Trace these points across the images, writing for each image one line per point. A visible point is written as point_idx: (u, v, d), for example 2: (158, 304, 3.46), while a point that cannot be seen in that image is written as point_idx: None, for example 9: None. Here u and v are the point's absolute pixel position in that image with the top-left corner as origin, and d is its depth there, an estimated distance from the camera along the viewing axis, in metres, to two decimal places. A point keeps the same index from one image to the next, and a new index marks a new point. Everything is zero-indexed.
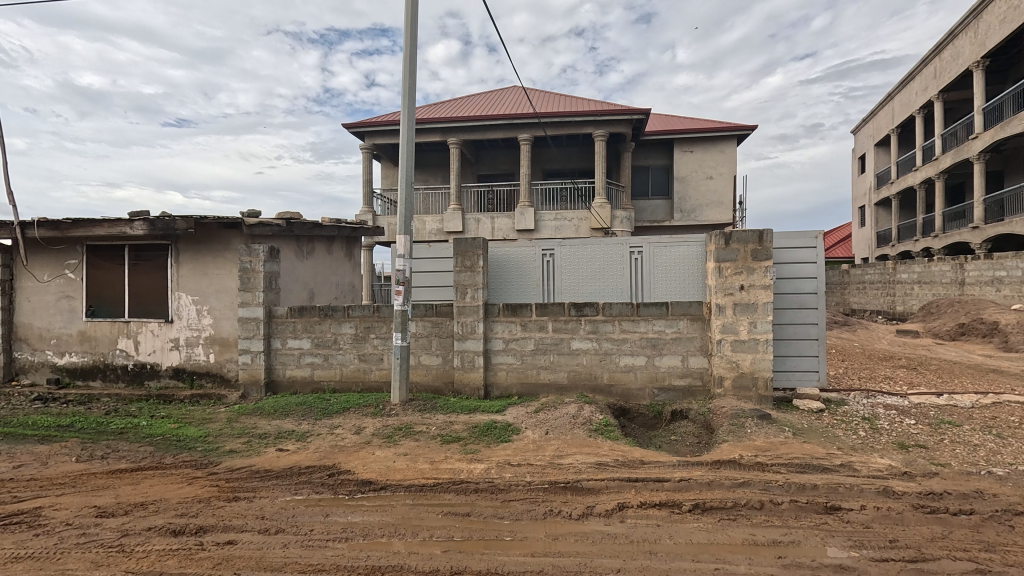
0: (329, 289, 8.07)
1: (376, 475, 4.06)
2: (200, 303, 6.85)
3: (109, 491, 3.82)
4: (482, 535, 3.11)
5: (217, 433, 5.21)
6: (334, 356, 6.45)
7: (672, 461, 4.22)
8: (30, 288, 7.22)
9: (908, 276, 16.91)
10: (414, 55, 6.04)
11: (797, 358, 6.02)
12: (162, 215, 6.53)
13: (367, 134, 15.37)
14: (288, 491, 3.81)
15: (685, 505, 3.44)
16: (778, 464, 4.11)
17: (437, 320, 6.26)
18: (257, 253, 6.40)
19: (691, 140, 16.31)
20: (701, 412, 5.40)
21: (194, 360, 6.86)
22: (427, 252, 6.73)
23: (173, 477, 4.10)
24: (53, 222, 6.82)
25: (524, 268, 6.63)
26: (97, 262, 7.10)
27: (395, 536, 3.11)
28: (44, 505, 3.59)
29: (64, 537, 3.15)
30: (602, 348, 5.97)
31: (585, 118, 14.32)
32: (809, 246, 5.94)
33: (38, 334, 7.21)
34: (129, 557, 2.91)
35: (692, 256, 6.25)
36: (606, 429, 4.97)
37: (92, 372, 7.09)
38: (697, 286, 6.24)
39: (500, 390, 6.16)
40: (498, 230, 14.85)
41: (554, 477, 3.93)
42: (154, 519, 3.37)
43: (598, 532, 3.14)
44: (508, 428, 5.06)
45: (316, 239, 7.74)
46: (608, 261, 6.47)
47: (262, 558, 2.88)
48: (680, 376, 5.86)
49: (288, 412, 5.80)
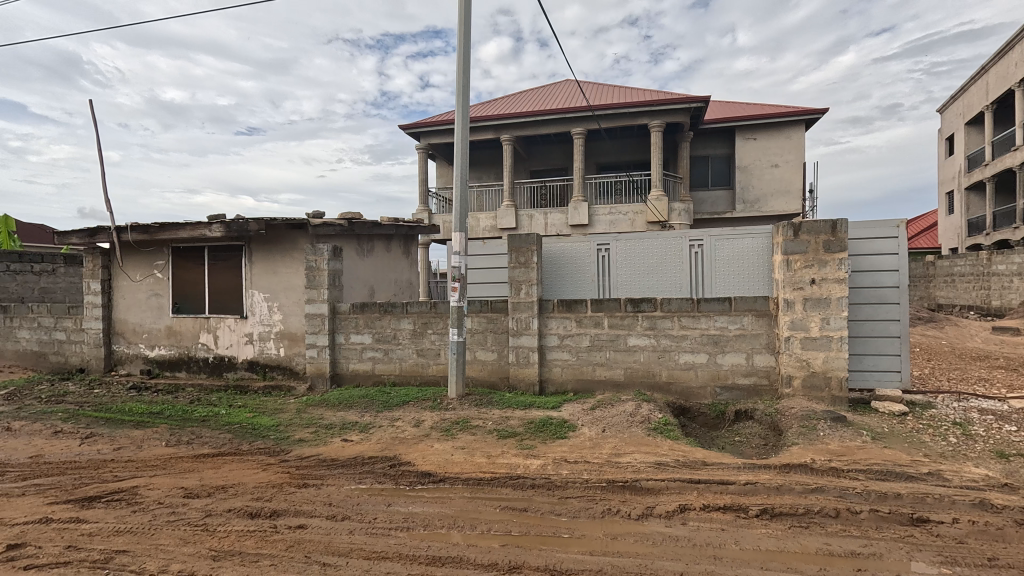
0: (388, 286, 8.32)
1: (435, 468, 4.16)
2: (271, 300, 7.27)
3: (194, 475, 4.14)
4: (539, 531, 3.11)
5: (288, 422, 5.53)
6: (393, 351, 6.66)
7: (736, 463, 4.04)
8: (126, 286, 7.93)
9: (1006, 269, 15.33)
10: (468, 55, 6.10)
11: (876, 358, 5.60)
12: (237, 218, 6.97)
13: (423, 134, 15.71)
14: (352, 480, 3.98)
15: (751, 510, 3.28)
16: (855, 470, 3.84)
17: (492, 316, 6.32)
18: (322, 252, 6.74)
19: (755, 127, 15.50)
20: (767, 413, 5.14)
21: (266, 354, 7.29)
22: (482, 249, 6.85)
23: (250, 463, 4.39)
24: (143, 227, 7.45)
25: (579, 264, 6.55)
26: (181, 263, 7.69)
27: (453, 527, 3.18)
28: (140, 485, 3.95)
29: (156, 515, 3.44)
30: (661, 345, 5.80)
31: (641, 108, 13.95)
32: (890, 235, 5.52)
33: (133, 329, 7.91)
34: (212, 536, 3.13)
35: (757, 248, 5.94)
36: (665, 429, 4.83)
37: (178, 363, 7.70)
38: (763, 281, 5.93)
39: (555, 386, 6.13)
40: (552, 225, 14.79)
41: (612, 476, 3.87)
42: (234, 501, 3.61)
43: (659, 534, 3.05)
44: (564, 425, 5.03)
45: (376, 238, 8.00)
46: (666, 256, 6.28)
47: (331, 543, 3.02)
48: (745, 375, 5.60)
49: (353, 405, 6.06)
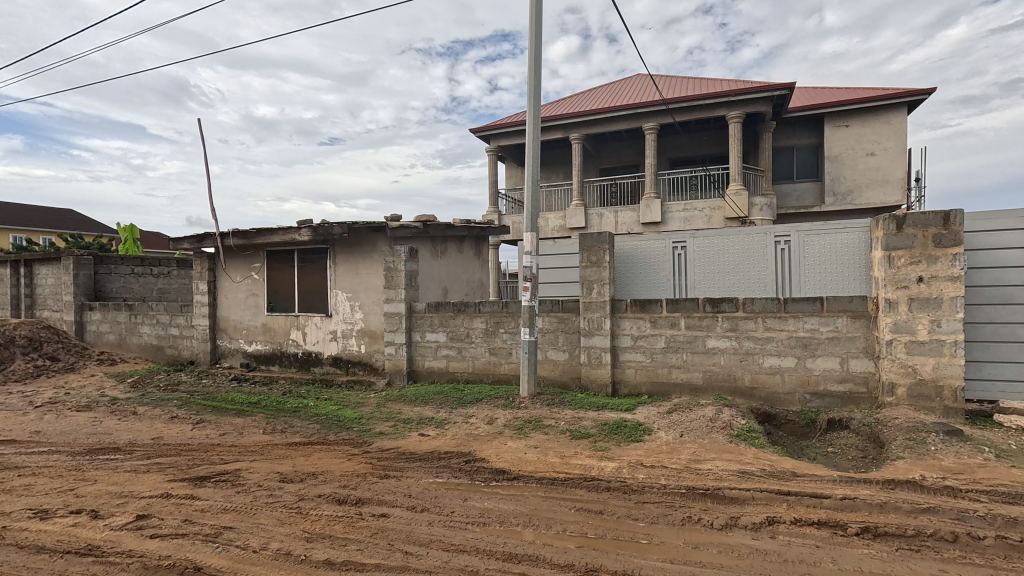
0: (461, 287, 8.52)
1: (509, 465, 4.20)
2: (353, 300, 7.69)
3: (288, 461, 4.46)
4: (616, 535, 3.05)
5: (369, 416, 5.82)
6: (466, 349, 6.81)
7: (831, 476, 3.74)
8: (228, 287, 8.71)
9: None
10: (539, 55, 6.11)
11: (999, 365, 4.97)
12: (323, 222, 7.44)
13: (493, 137, 15.96)
14: (430, 474, 4.11)
15: (851, 528, 3.02)
16: (976, 491, 3.43)
17: (563, 316, 6.29)
18: (399, 254, 7.03)
19: (847, 112, 14.28)
20: (866, 423, 4.71)
21: (349, 350, 7.72)
22: (553, 248, 6.84)
23: (336, 452, 4.67)
24: (243, 232, 8.15)
25: (653, 263, 6.36)
26: (274, 265, 8.32)
27: (528, 526, 3.19)
28: (241, 468, 4.32)
29: (256, 496, 3.75)
30: (743, 347, 5.50)
31: (718, 99, 13.30)
32: (1016, 228, 4.88)
33: (234, 325, 8.68)
34: (305, 519, 3.36)
35: (853, 244, 5.47)
36: (748, 436, 4.57)
37: (272, 358, 8.35)
38: (860, 280, 5.45)
39: (629, 388, 5.99)
40: (623, 224, 14.48)
41: (691, 482, 3.71)
42: (323, 488, 3.85)
43: (744, 546, 2.89)
44: (639, 428, 4.90)
45: (449, 239, 8.22)
46: (749, 253, 5.95)
47: (412, 533, 3.14)
48: (839, 382, 5.18)
49: (428, 400, 6.26)
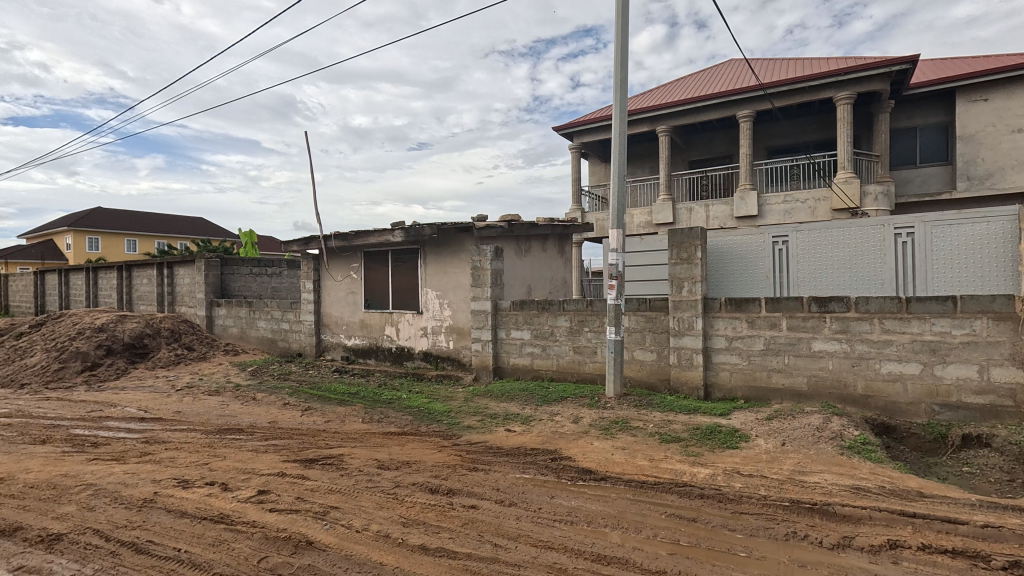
0: (545, 285, 8.55)
1: (596, 465, 4.15)
2: (442, 298, 7.99)
3: (385, 449, 4.75)
4: (711, 545, 2.90)
5: (458, 409, 6.03)
6: (551, 347, 6.82)
7: (967, 499, 3.29)
8: (330, 285, 9.43)
9: None
10: (626, 48, 5.96)
11: None
12: (414, 224, 7.82)
13: (576, 134, 15.83)
14: (517, 469, 4.18)
15: (995, 560, 2.63)
16: None
17: (651, 315, 6.10)
18: (485, 253, 7.18)
19: (986, 84, 12.45)
20: (1013, 441, 4.08)
21: (438, 346, 8.04)
22: (640, 245, 6.66)
23: (428, 443, 4.89)
24: (343, 235, 8.78)
25: (750, 259, 5.97)
26: (370, 265, 8.88)
27: (616, 528, 3.13)
28: (344, 453, 4.66)
29: (357, 480, 4.03)
30: (855, 352, 5.00)
31: (825, 79, 12.17)
32: None
33: (335, 321, 9.38)
34: (401, 504, 3.56)
35: (995, 236, 4.75)
36: (863, 448, 4.14)
37: (369, 352, 8.92)
38: (1005, 277, 4.74)
39: (722, 392, 5.67)
40: (715, 218, 13.72)
41: (795, 495, 3.44)
42: (416, 476, 4.05)
43: (860, 570, 2.62)
44: (734, 434, 4.62)
45: (533, 238, 8.27)
46: (863, 248, 5.40)
47: (501, 526, 3.21)
48: (977, 393, 4.53)
49: (514, 397, 6.36)
